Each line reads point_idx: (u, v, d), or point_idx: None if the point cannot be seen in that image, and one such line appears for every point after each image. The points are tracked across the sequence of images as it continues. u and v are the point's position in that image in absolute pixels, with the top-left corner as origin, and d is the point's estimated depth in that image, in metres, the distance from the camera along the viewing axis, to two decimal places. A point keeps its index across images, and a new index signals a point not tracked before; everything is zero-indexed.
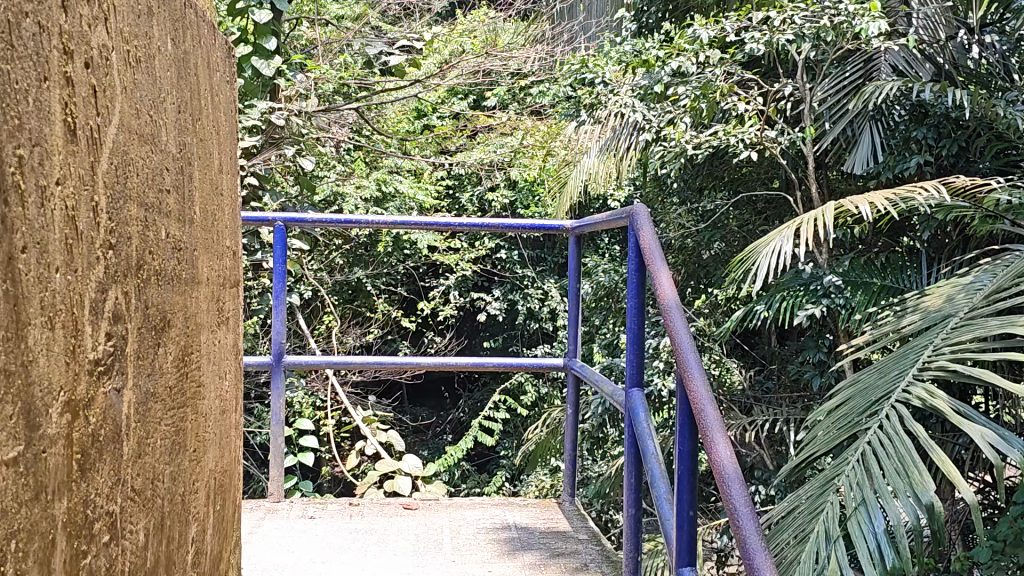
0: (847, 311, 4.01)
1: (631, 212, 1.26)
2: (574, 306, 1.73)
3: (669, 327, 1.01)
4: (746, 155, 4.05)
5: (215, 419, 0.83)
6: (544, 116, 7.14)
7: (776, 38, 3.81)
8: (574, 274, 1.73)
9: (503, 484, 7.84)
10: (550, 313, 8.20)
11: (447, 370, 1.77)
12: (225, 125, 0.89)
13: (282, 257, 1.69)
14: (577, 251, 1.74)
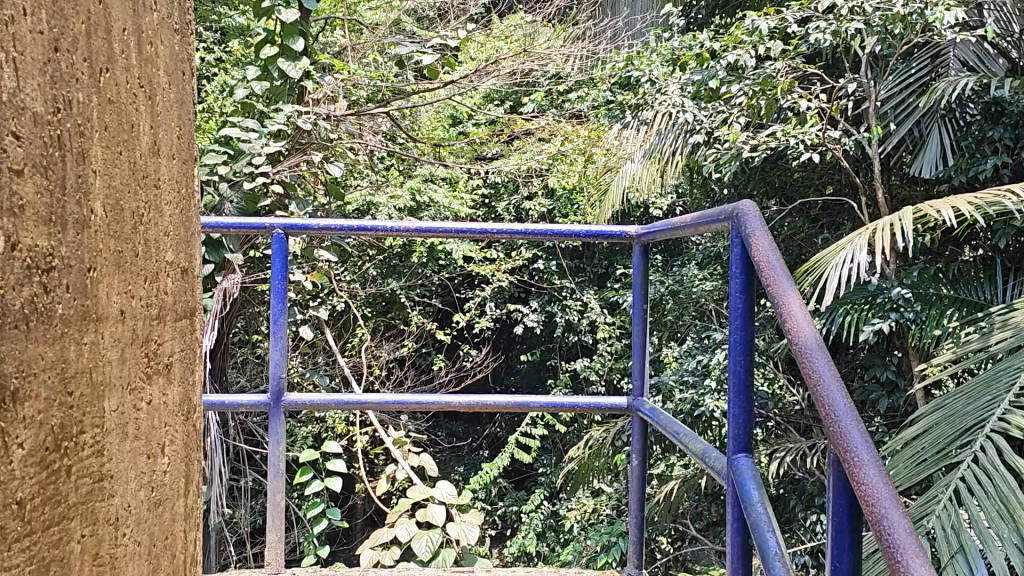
0: (918, 326, 3.70)
1: (741, 214, 0.94)
2: (640, 335, 1.45)
3: (811, 380, 0.66)
4: (808, 158, 3.75)
5: (148, 518, 0.56)
6: (583, 120, 6.90)
7: (845, 29, 3.49)
8: (639, 296, 1.45)
9: (542, 503, 7.57)
10: (590, 326, 7.88)
11: (483, 410, 1.47)
12: (168, 87, 0.62)
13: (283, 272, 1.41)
14: (644, 267, 1.45)
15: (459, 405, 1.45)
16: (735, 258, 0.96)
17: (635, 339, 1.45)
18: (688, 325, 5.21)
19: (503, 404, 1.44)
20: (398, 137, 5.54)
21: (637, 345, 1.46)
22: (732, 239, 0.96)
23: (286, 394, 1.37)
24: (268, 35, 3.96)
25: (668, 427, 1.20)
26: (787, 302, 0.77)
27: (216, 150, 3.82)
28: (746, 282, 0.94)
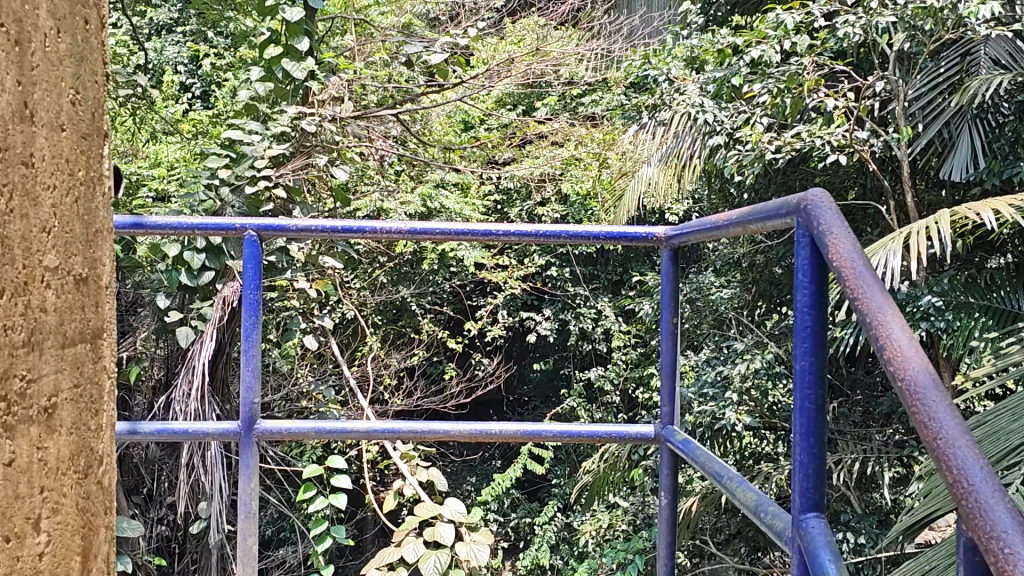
0: (949, 336, 3.53)
1: (812, 213, 0.77)
2: (668, 351, 1.31)
3: (942, 458, 0.50)
4: (833, 160, 3.59)
5: (20, 548, 0.53)
6: (598, 123, 6.78)
7: (875, 22, 3.35)
8: (668, 309, 1.31)
9: (556, 515, 7.43)
10: (604, 333, 7.75)
11: (488, 438, 1.32)
12: (65, 75, 0.58)
13: (255, 280, 1.25)
14: (674, 274, 1.30)
15: (461, 433, 1.31)
16: (801, 264, 0.80)
17: (663, 357, 1.31)
18: (706, 334, 5.06)
19: (511, 432, 1.29)
20: (408, 141, 5.44)
21: (665, 364, 1.32)
22: (798, 239, 0.80)
23: (259, 422, 1.25)
24: (271, 35, 3.83)
25: (709, 466, 1.05)
26: (886, 326, 0.61)
27: (219, 154, 3.71)
28: (816, 295, 0.79)
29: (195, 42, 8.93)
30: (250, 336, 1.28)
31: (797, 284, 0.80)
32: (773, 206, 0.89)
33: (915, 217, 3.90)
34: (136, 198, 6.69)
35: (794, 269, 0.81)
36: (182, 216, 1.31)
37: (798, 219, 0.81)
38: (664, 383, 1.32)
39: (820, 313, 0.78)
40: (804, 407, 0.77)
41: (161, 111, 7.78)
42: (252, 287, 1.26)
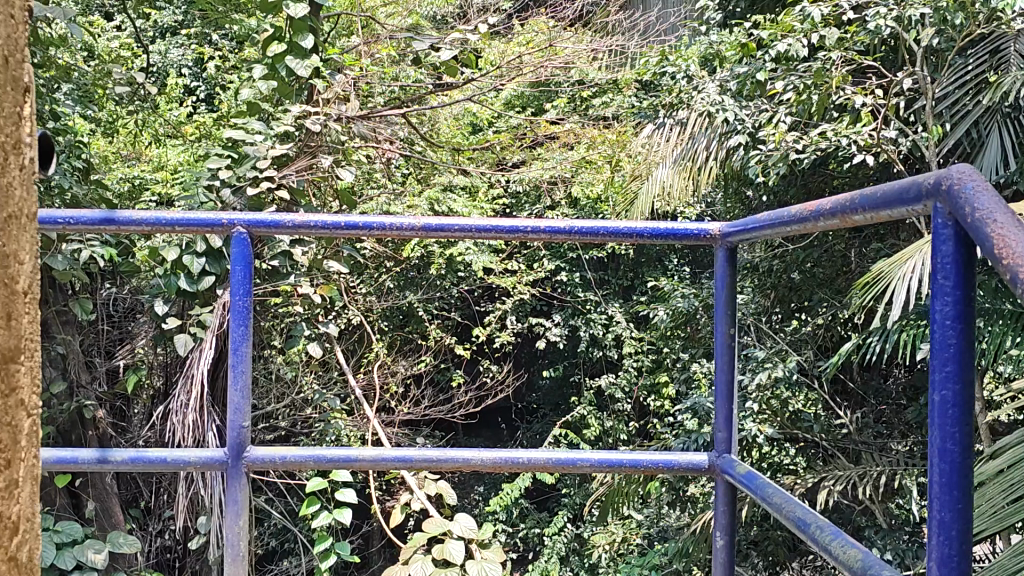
0: (981, 344, 3.38)
1: (966, 201, 0.61)
2: (725, 367, 1.17)
3: None
4: (860, 160, 3.45)
5: None
6: (610, 125, 6.67)
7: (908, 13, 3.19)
8: (723, 318, 1.17)
9: (566, 525, 7.32)
10: (615, 340, 7.63)
11: (519, 466, 1.17)
12: None
13: (246, 284, 1.13)
14: (731, 278, 1.16)
15: (482, 462, 1.16)
16: (941, 261, 0.64)
17: (720, 374, 1.17)
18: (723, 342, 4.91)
19: (541, 461, 1.14)
20: (416, 143, 5.32)
21: (721, 381, 1.18)
22: (938, 229, 0.65)
23: (249, 449, 1.15)
24: (276, 32, 3.71)
25: (787, 509, 0.90)
26: None
27: (221, 154, 3.58)
28: (964, 304, 0.63)
29: (200, 45, 8.85)
30: (239, 350, 1.16)
31: (936, 288, 0.64)
32: (895, 191, 0.73)
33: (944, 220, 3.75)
34: (140, 202, 6.60)
35: (930, 268, 0.65)
36: (158, 210, 1.17)
37: (937, 205, 0.65)
38: (720, 404, 1.18)
39: (968, 328, 0.62)
40: (946, 449, 0.62)
41: (166, 115, 7.70)
42: (241, 293, 1.14)
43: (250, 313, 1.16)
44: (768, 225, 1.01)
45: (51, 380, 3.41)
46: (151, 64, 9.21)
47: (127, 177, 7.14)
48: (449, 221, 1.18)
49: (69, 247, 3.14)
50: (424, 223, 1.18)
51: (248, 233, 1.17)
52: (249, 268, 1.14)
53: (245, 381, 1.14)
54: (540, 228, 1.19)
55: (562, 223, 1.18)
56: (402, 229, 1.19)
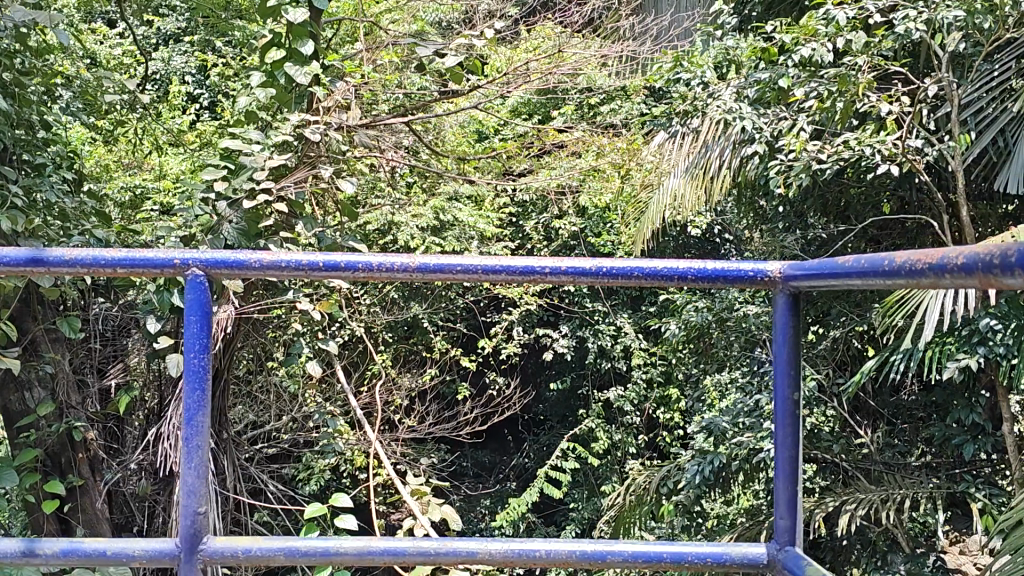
0: (1009, 363, 3.23)
1: None
2: (787, 442, 0.97)
3: None
4: (883, 171, 3.30)
5: None
6: (619, 133, 6.54)
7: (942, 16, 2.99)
8: (786, 381, 0.96)
9: (573, 540, 7.22)
10: (623, 351, 7.49)
11: (535, 563, 0.98)
12: None
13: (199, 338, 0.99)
14: (793, 327, 0.95)
15: (490, 557, 0.97)
16: None
17: (781, 448, 0.97)
18: (737, 356, 4.76)
19: (562, 557, 0.95)
20: (421, 152, 5.19)
21: (782, 455, 0.98)
22: None
23: (206, 541, 0.99)
24: (274, 38, 3.58)
25: None
26: None
27: (217, 165, 3.44)
28: None
29: (201, 52, 8.74)
30: (195, 421, 0.99)
31: None
32: None
33: (971, 233, 3.59)
34: (140, 212, 6.47)
35: None
36: (95, 250, 0.97)
37: None
38: (780, 484, 0.99)
39: None
40: None
41: (167, 122, 7.58)
42: (196, 347, 0.99)
43: (206, 372, 1.00)
44: (852, 276, 0.77)
45: (39, 401, 3.25)
46: (152, 71, 9.10)
47: (126, 187, 7.01)
48: (447, 261, 0.94)
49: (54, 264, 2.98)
50: (419, 263, 0.95)
51: (207, 275, 0.98)
52: (206, 316, 0.99)
53: (199, 460, 0.99)
54: (559, 268, 0.94)
55: (586, 263, 0.94)
56: (394, 269, 0.96)
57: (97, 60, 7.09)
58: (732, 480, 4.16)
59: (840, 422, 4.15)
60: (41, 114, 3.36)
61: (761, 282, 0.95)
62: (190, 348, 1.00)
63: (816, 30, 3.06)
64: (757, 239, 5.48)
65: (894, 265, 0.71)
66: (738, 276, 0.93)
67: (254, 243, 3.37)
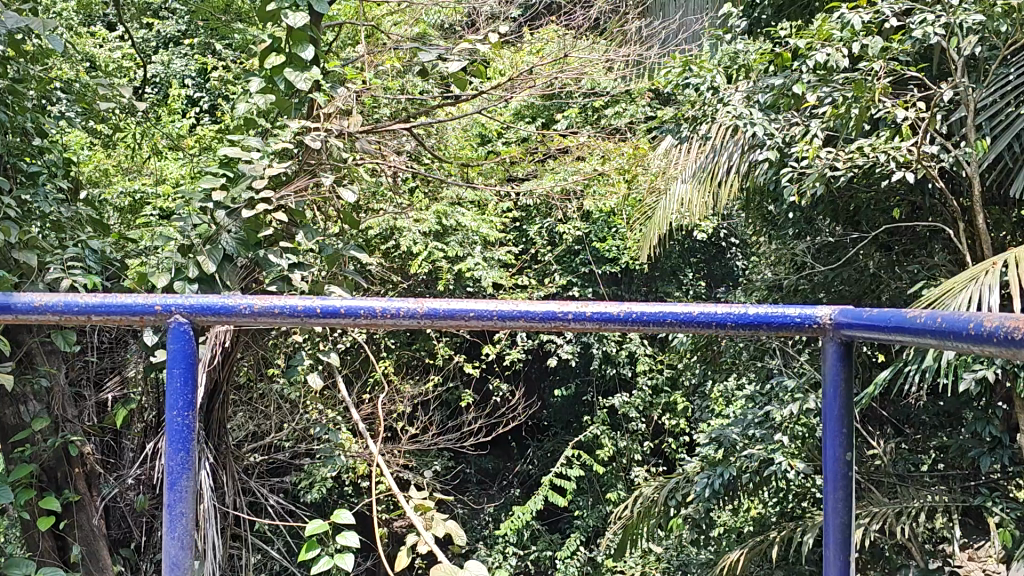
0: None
1: None
2: (836, 521, 0.75)
3: None
4: (898, 178, 3.21)
5: None
6: (624, 137, 6.47)
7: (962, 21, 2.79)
8: (838, 445, 0.74)
9: (578, 548, 7.14)
10: (629, 357, 7.40)
11: None
12: None
13: (183, 396, 0.83)
14: (846, 377, 0.73)
15: None
16: None
17: (828, 529, 0.75)
18: (746, 365, 4.67)
19: None
20: (424, 157, 5.13)
21: (830, 537, 0.76)
22: None
23: None
24: (274, 44, 3.52)
25: None
26: None
27: (215, 172, 3.36)
28: None
29: (203, 55, 8.68)
30: (179, 487, 0.85)
31: None
32: None
33: (988, 241, 3.51)
34: (140, 217, 6.41)
35: None
36: (69, 294, 0.83)
37: None
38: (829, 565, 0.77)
39: None
40: None
41: (168, 126, 7.52)
42: (179, 409, 0.84)
43: (192, 432, 0.85)
44: (948, 336, 0.61)
45: (35, 414, 3.17)
46: (152, 74, 9.04)
47: (126, 192, 6.95)
48: (460, 305, 0.77)
49: (48, 276, 2.90)
50: (428, 308, 0.78)
51: (192, 323, 0.82)
52: (191, 371, 0.83)
53: (182, 535, 0.84)
54: (586, 314, 0.77)
55: (616, 307, 0.77)
56: (401, 316, 0.80)
57: (98, 63, 7.03)
58: (742, 493, 4.07)
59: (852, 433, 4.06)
60: (35, 121, 3.28)
61: (808, 328, 0.74)
62: (173, 404, 0.84)
63: (831, 34, 2.97)
64: (765, 244, 5.40)
65: (1003, 333, 0.57)
66: (782, 323, 0.75)
67: (253, 253, 3.29)
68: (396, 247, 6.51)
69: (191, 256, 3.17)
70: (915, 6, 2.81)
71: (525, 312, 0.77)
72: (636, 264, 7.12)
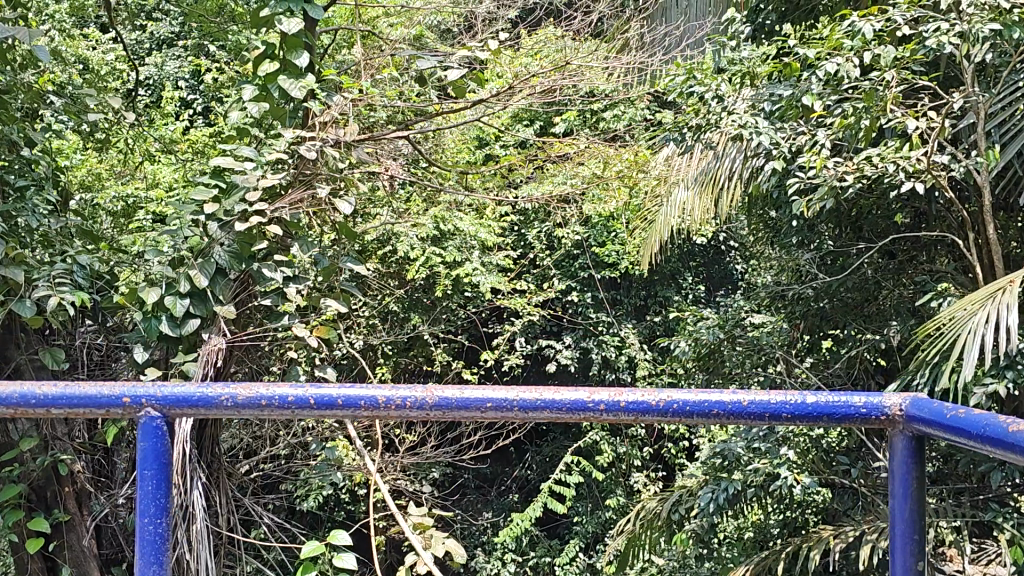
0: None
1: None
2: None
3: None
4: (908, 188, 3.13)
5: None
6: (624, 142, 6.40)
7: (977, 30, 2.64)
8: (908, 547, 0.80)
9: (577, 554, 7.07)
10: (628, 362, 7.32)
11: None
12: None
13: (156, 490, 0.84)
14: (914, 478, 0.79)
15: None
16: None
17: None
18: (750, 374, 4.60)
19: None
20: (421, 163, 5.04)
21: None
22: None
23: None
24: (267, 50, 3.45)
25: None
26: None
27: (207, 183, 3.26)
28: None
29: (197, 58, 8.60)
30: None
31: None
32: None
33: (999, 251, 3.43)
34: (133, 223, 6.33)
35: None
36: (29, 387, 0.84)
37: None
38: None
39: None
40: None
41: (161, 129, 7.43)
42: (150, 507, 0.85)
43: (168, 539, 0.85)
44: (1015, 447, 0.67)
45: (23, 433, 3.11)
46: (146, 75, 8.94)
47: (120, 197, 6.87)
48: (476, 395, 0.81)
49: (35, 294, 2.82)
50: (437, 397, 0.81)
51: (166, 415, 0.83)
52: (164, 471, 0.84)
53: None
54: (619, 403, 0.82)
55: (650, 396, 0.81)
56: (404, 407, 0.82)
57: (90, 66, 6.95)
58: (746, 506, 4.00)
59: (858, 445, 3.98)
60: (23, 132, 3.20)
61: (875, 419, 0.80)
62: (144, 510, 0.85)
63: (840, 43, 2.89)
64: (768, 250, 5.32)
65: None
66: (847, 413, 0.80)
67: (246, 266, 3.20)
68: (393, 252, 6.43)
69: (181, 271, 3.11)
70: (928, 13, 2.73)
71: (547, 403, 0.82)
72: (636, 269, 7.04)
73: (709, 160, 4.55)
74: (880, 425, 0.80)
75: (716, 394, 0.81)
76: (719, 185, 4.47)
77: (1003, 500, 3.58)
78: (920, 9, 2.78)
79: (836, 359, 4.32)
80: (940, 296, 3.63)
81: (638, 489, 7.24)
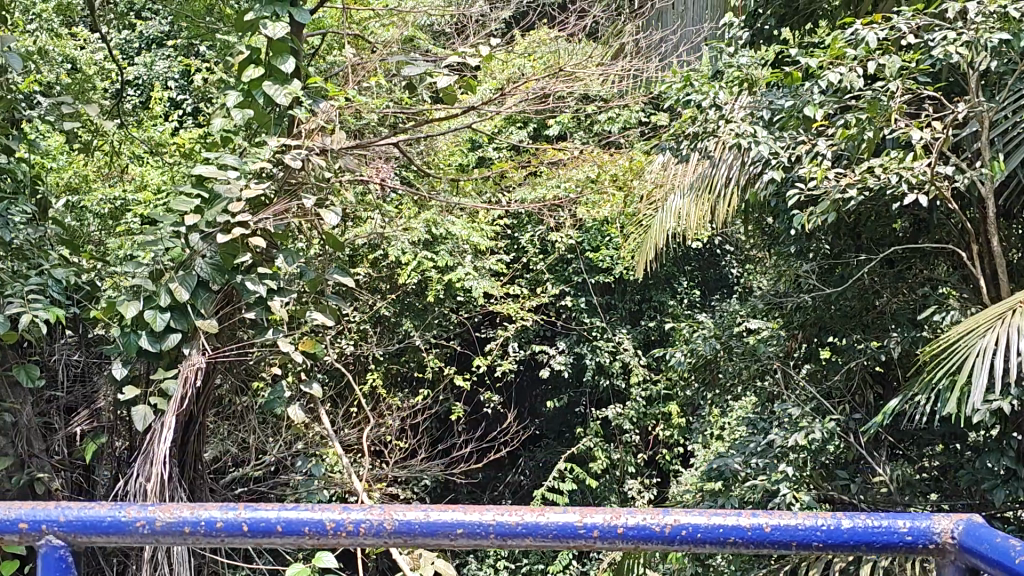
0: None
1: None
2: None
3: None
4: (911, 199, 3.03)
5: None
6: (618, 145, 6.30)
7: (984, 39, 2.55)
8: None
9: (571, 562, 6.98)
10: (622, 367, 7.21)
11: None
12: None
13: None
14: None
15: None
16: None
17: None
18: (748, 385, 4.51)
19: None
20: (412, 168, 4.94)
21: None
22: None
23: None
24: (251, 55, 3.35)
25: None
26: None
27: (189, 193, 3.15)
28: None
29: (185, 57, 8.46)
30: None
31: None
32: None
33: (1002, 263, 3.34)
34: (119, 226, 6.20)
35: None
36: None
37: None
38: None
39: None
40: None
41: (150, 130, 7.33)
42: None
43: None
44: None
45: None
46: (135, 75, 8.83)
47: (106, 199, 6.73)
48: (445, 522, 0.76)
49: (8, 311, 2.73)
50: (398, 520, 0.77)
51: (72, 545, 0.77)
52: None
53: None
54: (616, 531, 0.77)
55: (656, 521, 0.77)
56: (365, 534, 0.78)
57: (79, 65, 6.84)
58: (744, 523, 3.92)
59: (858, 460, 3.88)
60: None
61: (921, 547, 0.74)
62: None
63: (843, 52, 2.80)
64: (766, 257, 5.23)
65: None
66: (887, 540, 0.74)
67: (229, 279, 3.10)
68: (385, 257, 6.33)
69: (161, 283, 3.00)
70: (933, 21, 2.64)
71: (529, 530, 0.77)
72: (631, 274, 6.94)
73: (706, 167, 4.46)
74: (927, 555, 0.74)
75: (734, 520, 0.76)
76: (717, 192, 4.38)
77: (1007, 518, 3.49)
78: (924, 18, 2.69)
79: (835, 370, 4.22)
80: (943, 309, 3.54)
81: (632, 497, 7.15)
